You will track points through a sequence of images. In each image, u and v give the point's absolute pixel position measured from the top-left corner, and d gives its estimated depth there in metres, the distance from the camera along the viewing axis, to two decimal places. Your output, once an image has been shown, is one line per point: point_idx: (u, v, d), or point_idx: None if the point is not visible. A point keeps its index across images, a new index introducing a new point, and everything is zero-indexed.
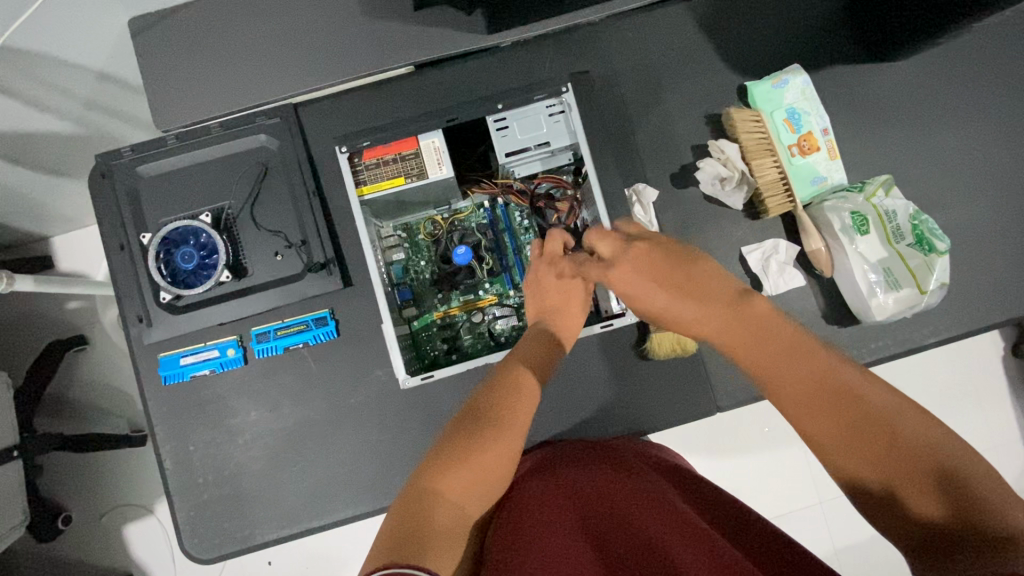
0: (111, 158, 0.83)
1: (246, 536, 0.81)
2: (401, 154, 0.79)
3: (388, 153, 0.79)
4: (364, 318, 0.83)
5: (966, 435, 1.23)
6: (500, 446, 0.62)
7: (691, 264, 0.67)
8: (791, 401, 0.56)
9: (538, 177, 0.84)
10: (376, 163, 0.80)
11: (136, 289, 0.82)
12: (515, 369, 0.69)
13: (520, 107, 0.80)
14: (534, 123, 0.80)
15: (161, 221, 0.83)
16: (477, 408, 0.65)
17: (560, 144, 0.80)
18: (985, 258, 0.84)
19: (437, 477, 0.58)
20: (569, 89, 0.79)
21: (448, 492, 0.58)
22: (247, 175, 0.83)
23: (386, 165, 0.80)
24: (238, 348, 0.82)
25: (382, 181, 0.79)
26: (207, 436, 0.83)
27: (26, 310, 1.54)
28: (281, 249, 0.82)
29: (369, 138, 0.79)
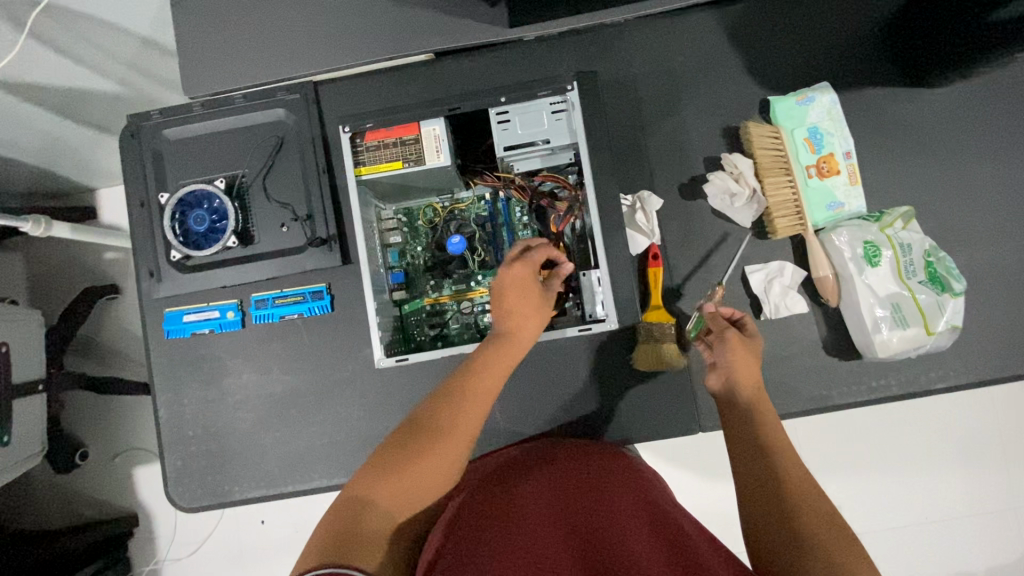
0: (142, 119, 0.87)
1: (226, 490, 0.85)
2: (402, 139, 0.79)
3: (390, 135, 0.80)
4: (359, 296, 0.85)
5: (979, 489, 1.17)
6: (441, 449, 0.63)
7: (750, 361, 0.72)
8: (740, 450, 0.67)
9: (539, 175, 0.82)
10: (376, 145, 0.80)
11: (151, 245, 0.86)
12: (473, 377, 0.69)
13: (523, 102, 0.79)
14: (536, 119, 0.78)
15: (179, 183, 0.86)
16: (424, 416, 0.66)
17: (560, 142, 0.78)
18: (1012, 304, 0.79)
19: (372, 484, 0.60)
20: (574, 88, 0.78)
21: (385, 499, 0.59)
22: (262, 148, 0.86)
23: (385, 148, 0.80)
24: (237, 312, 0.86)
25: (381, 164, 0.79)
26: (200, 392, 0.86)
27: (68, 256, 1.64)
28: (287, 222, 0.85)
29: (372, 121, 0.81)
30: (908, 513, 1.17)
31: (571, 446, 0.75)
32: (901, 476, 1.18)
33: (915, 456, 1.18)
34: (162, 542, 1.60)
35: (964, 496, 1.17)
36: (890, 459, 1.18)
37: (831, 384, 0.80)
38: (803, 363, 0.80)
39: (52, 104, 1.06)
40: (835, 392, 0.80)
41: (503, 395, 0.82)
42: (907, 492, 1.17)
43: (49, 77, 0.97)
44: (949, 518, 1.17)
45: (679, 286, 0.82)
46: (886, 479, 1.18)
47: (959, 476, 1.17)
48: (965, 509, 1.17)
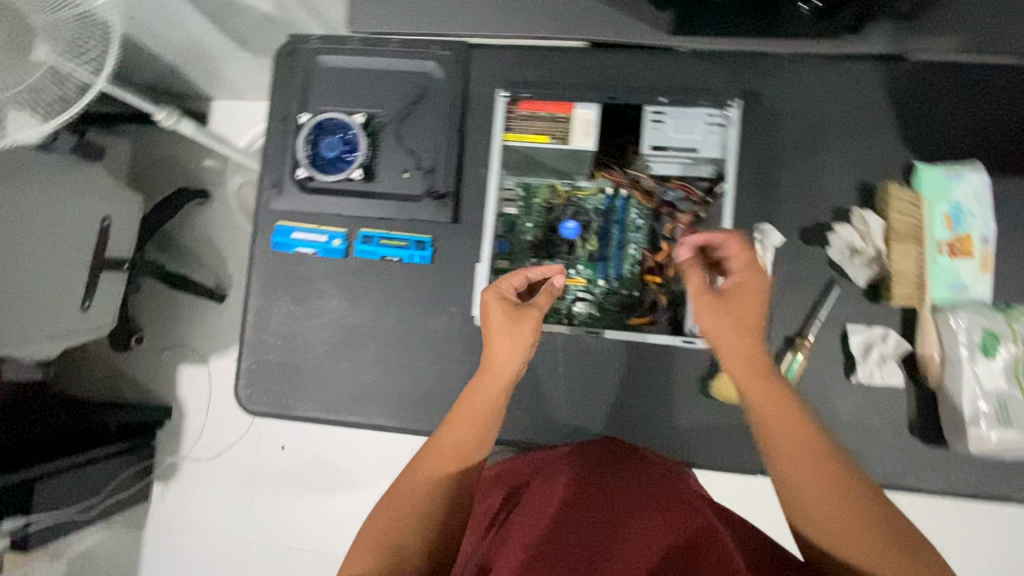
0: (301, 41, 0.91)
1: (290, 405, 0.89)
2: (555, 115, 0.82)
3: (544, 109, 0.82)
4: (460, 256, 0.88)
5: None
6: (426, 483, 0.68)
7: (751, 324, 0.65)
8: (797, 460, 0.60)
9: (671, 180, 0.83)
10: (528, 115, 0.82)
11: (279, 160, 0.90)
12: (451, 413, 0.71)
13: (685, 106, 0.80)
14: (690, 126, 0.80)
15: (320, 109, 0.90)
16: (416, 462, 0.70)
17: (708, 155, 0.80)
18: None
19: (379, 532, 0.67)
20: (737, 105, 0.78)
21: (399, 543, 0.66)
22: (405, 94, 0.89)
23: (536, 119, 0.82)
24: (343, 242, 0.89)
25: (529, 134, 0.82)
26: (288, 307, 0.90)
27: (170, 154, 1.73)
28: (410, 169, 0.88)
29: (530, 91, 0.83)
30: None
31: (600, 455, 0.81)
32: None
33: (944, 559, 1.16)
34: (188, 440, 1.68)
35: None
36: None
37: (907, 463, 0.78)
38: (883, 435, 0.79)
39: (211, 9, 1.12)
40: (908, 473, 0.78)
41: (575, 388, 0.82)
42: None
43: None
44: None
45: (777, 327, 0.81)
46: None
47: None
48: None
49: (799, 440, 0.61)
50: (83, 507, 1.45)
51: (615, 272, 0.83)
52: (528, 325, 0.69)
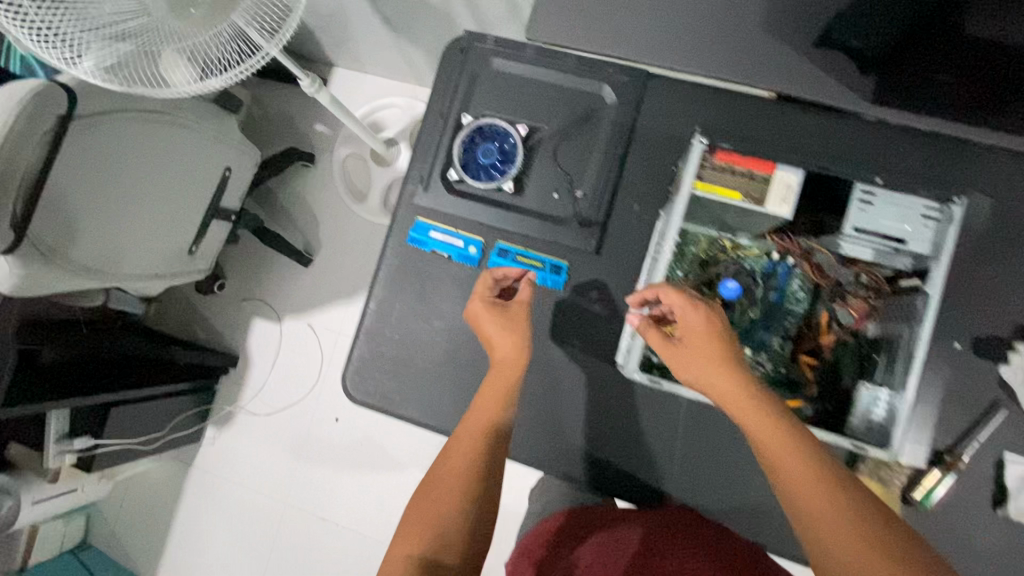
0: (477, 40, 0.89)
1: (393, 402, 0.88)
2: (751, 172, 0.66)
3: (741, 162, 0.66)
4: (595, 289, 0.84)
5: None
6: (443, 500, 0.71)
7: (710, 350, 0.67)
8: (810, 496, 0.59)
9: (854, 262, 0.73)
10: (722, 165, 0.67)
11: (431, 156, 0.89)
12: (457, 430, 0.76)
13: (901, 189, 0.64)
14: (900, 215, 0.63)
15: (482, 112, 0.88)
16: (431, 473, 0.74)
17: (917, 250, 0.63)
18: None
19: (411, 545, 0.69)
20: (963, 201, 0.61)
21: (423, 554, 0.67)
22: (572, 114, 0.86)
23: (730, 172, 0.66)
24: (479, 250, 0.86)
25: (720, 186, 0.66)
26: (410, 305, 0.88)
27: (286, 112, 1.76)
28: (562, 191, 0.86)
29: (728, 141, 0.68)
30: None
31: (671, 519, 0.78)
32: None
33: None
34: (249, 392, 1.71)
35: None
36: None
37: None
38: None
39: None
40: None
41: (690, 448, 0.80)
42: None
43: None
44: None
45: (928, 438, 0.75)
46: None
47: None
48: None
49: (815, 481, 0.59)
50: (145, 440, 1.51)
51: (766, 344, 0.75)
52: (519, 314, 0.78)
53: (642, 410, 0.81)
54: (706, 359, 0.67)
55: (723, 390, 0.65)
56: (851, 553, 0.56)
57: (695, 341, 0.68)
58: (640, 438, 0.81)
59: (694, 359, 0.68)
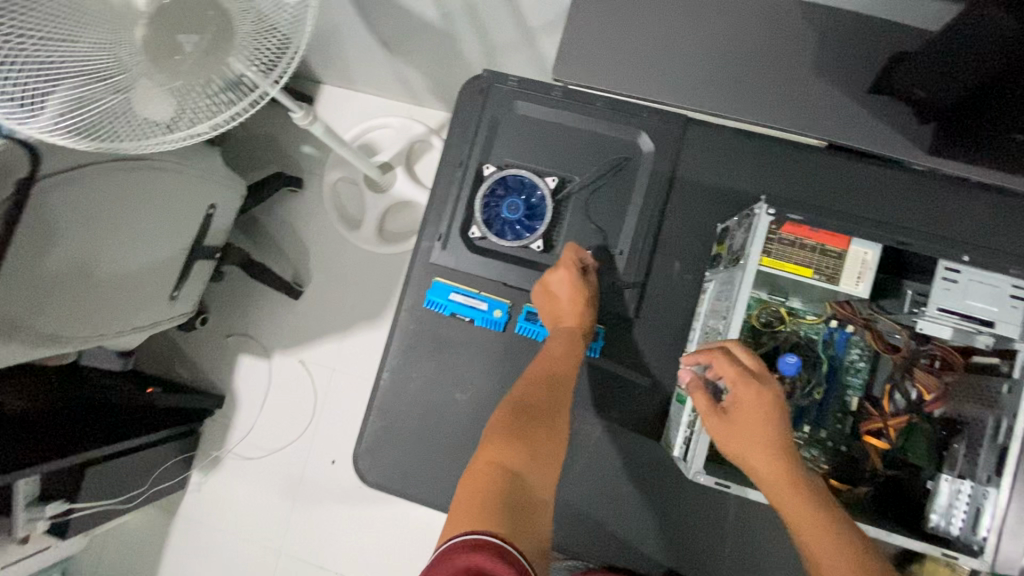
0: (497, 80, 0.80)
1: (412, 484, 0.79)
2: (823, 247, 0.60)
3: (812, 236, 0.60)
4: (634, 356, 0.77)
5: None
6: (540, 448, 0.64)
7: (764, 430, 0.59)
8: None
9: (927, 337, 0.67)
10: (790, 241, 0.60)
11: (448, 209, 0.80)
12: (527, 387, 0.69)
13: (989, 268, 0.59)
14: (986, 298, 0.58)
15: (505, 161, 0.80)
16: (506, 424, 0.65)
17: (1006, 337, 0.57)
18: None
19: (505, 453, 0.63)
20: None
21: (514, 468, 0.62)
22: (606, 162, 0.78)
23: (800, 249, 0.60)
24: (505, 313, 0.78)
25: (789, 264, 0.60)
26: (429, 375, 0.80)
27: (271, 133, 1.64)
28: (596, 249, 0.78)
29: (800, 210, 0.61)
30: None
31: None
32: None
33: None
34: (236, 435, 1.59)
35: None
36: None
37: None
38: None
39: None
40: None
41: (742, 530, 0.74)
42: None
43: None
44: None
45: None
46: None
47: None
48: None
49: None
50: (126, 497, 1.36)
51: (825, 420, 0.70)
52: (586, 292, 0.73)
53: (689, 487, 0.75)
54: (759, 438, 0.59)
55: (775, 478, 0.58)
56: None
57: (747, 417, 0.59)
58: (686, 521, 0.75)
59: (743, 438, 0.59)
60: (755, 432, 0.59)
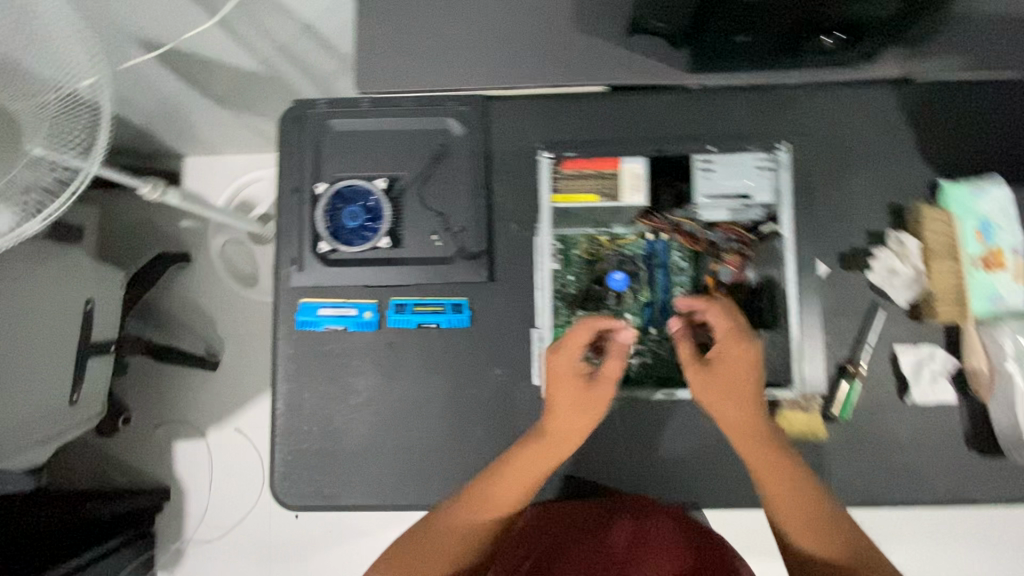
0: (307, 106, 0.86)
1: (334, 494, 0.83)
2: (601, 171, 0.81)
3: (589, 166, 0.82)
4: (498, 315, 0.84)
5: None
6: (535, 469, 0.72)
7: (742, 370, 0.71)
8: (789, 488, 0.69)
9: (718, 225, 0.81)
10: (574, 174, 0.82)
11: (296, 234, 0.85)
12: (539, 470, 0.72)
13: (732, 154, 0.82)
14: (740, 171, 0.81)
15: (335, 176, 0.85)
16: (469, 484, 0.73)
17: (762, 199, 0.81)
18: None
19: (487, 484, 0.72)
20: (785, 149, 0.81)
21: (487, 497, 0.71)
22: (424, 154, 0.85)
23: (582, 178, 0.82)
24: (375, 312, 0.84)
25: (575, 194, 0.81)
26: (321, 390, 0.84)
27: (145, 217, 1.63)
28: (439, 232, 0.85)
29: (575, 150, 0.83)
30: None
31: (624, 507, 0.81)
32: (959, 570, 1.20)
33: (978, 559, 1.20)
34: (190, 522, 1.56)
35: None
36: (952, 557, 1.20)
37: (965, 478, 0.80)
38: (939, 450, 0.81)
39: None
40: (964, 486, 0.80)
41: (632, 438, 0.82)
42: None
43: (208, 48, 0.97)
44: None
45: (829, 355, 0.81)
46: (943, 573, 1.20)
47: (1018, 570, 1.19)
48: None
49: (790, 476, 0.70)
50: None
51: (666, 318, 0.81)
52: (614, 362, 0.72)
53: None
54: (727, 368, 0.71)
55: (723, 388, 0.71)
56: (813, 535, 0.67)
57: (727, 364, 0.71)
58: (585, 444, 0.82)
59: (718, 373, 0.71)
60: (732, 374, 0.71)
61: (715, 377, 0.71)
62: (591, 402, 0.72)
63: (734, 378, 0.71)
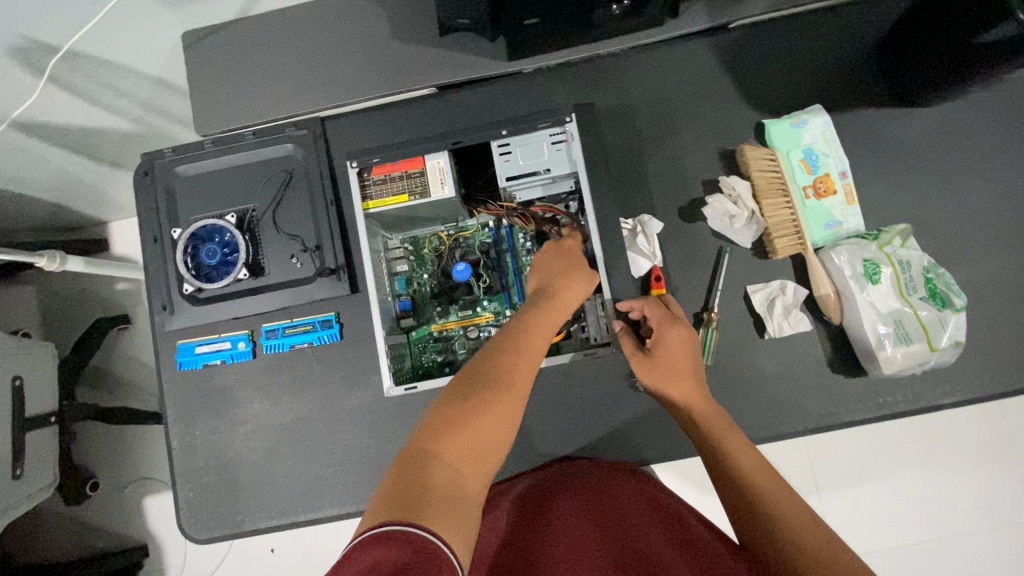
0: (155, 158, 0.90)
1: (238, 522, 0.86)
2: (407, 172, 0.81)
3: (394, 170, 0.82)
4: (365, 324, 0.87)
5: (1000, 492, 1.15)
6: (518, 394, 0.65)
7: (688, 352, 0.76)
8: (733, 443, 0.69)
9: (536, 204, 0.84)
10: (383, 179, 0.82)
11: (163, 280, 0.89)
12: (529, 376, 0.67)
13: (524, 133, 0.81)
14: (536, 150, 0.80)
15: (191, 219, 0.88)
16: (455, 403, 0.62)
17: (561, 172, 0.80)
18: (1001, 314, 0.80)
19: (487, 403, 0.63)
20: (572, 120, 0.80)
21: (492, 404, 0.63)
22: (272, 182, 0.89)
23: (392, 182, 0.82)
24: (248, 342, 0.88)
25: (387, 197, 0.81)
26: (212, 424, 0.88)
27: (80, 289, 1.62)
28: (297, 253, 0.87)
29: (378, 156, 0.83)
30: (940, 526, 1.15)
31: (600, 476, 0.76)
32: (910, 516, 1.16)
33: (923, 503, 1.16)
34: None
35: (991, 505, 1.15)
36: (900, 502, 1.17)
37: (839, 402, 0.80)
38: (808, 381, 0.81)
39: (67, 143, 1.08)
40: (840, 410, 0.80)
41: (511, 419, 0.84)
42: (913, 531, 1.16)
43: (68, 118, 1.00)
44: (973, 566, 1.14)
45: (684, 307, 0.83)
46: (891, 523, 1.16)
47: (980, 479, 1.16)
48: (993, 518, 1.14)
49: (730, 433, 0.70)
50: None
51: (519, 298, 0.85)
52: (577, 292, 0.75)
53: None
54: (689, 351, 0.76)
55: (689, 368, 0.75)
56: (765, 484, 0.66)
57: (682, 348, 0.75)
58: None
59: (679, 351, 0.75)
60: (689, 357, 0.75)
61: (688, 361, 0.75)
62: (555, 319, 0.73)
63: (685, 357, 0.75)
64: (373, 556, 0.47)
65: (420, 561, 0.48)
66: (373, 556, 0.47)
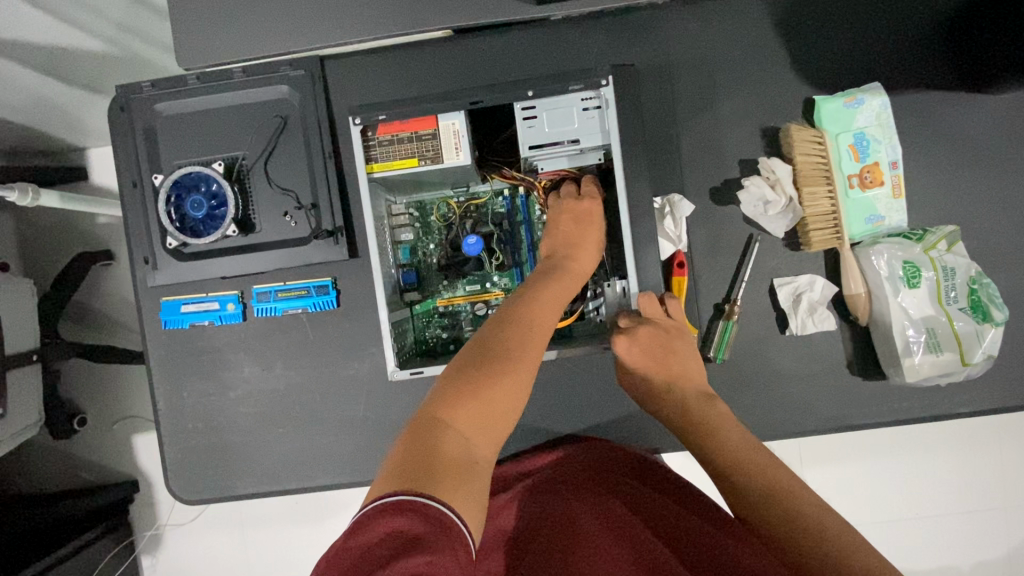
0: (131, 91, 0.80)
1: (227, 485, 0.84)
2: (417, 133, 0.73)
3: (404, 129, 0.73)
4: (364, 292, 0.82)
5: (984, 484, 1.17)
6: (530, 363, 0.62)
7: (676, 350, 0.74)
8: (735, 438, 0.68)
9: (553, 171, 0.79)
10: (389, 139, 0.74)
11: (145, 231, 0.81)
12: (540, 346, 0.64)
13: (553, 96, 0.72)
14: (565, 116, 0.72)
15: (173, 166, 0.80)
16: (462, 373, 0.59)
17: (591, 143, 0.73)
18: None
19: (500, 371, 0.59)
20: (609, 83, 0.71)
21: (505, 371, 0.60)
22: (264, 128, 0.79)
23: (399, 143, 0.74)
24: (238, 304, 0.82)
25: (395, 160, 0.74)
26: (200, 386, 0.84)
27: (58, 220, 1.52)
28: (291, 210, 0.79)
29: (384, 112, 0.73)
30: (921, 512, 1.18)
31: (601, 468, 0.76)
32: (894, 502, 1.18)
33: (906, 490, 1.18)
34: (134, 524, 1.50)
35: (971, 496, 1.17)
36: (886, 487, 1.18)
37: (853, 406, 0.78)
38: (826, 383, 0.78)
39: (33, 62, 0.96)
40: (853, 413, 0.78)
41: None
42: (893, 515, 1.18)
43: (32, 35, 0.88)
44: (944, 550, 1.18)
45: (704, 297, 0.79)
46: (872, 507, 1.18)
47: (968, 471, 1.17)
48: (972, 509, 1.17)
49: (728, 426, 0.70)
50: None
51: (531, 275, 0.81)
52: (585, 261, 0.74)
53: None
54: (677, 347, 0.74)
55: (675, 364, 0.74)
56: (764, 475, 0.64)
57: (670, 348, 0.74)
58: None
59: (669, 349, 0.74)
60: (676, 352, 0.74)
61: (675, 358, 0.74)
62: (564, 291, 0.70)
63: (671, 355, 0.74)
64: (386, 527, 0.44)
65: (429, 532, 0.45)
66: (383, 526, 0.44)
